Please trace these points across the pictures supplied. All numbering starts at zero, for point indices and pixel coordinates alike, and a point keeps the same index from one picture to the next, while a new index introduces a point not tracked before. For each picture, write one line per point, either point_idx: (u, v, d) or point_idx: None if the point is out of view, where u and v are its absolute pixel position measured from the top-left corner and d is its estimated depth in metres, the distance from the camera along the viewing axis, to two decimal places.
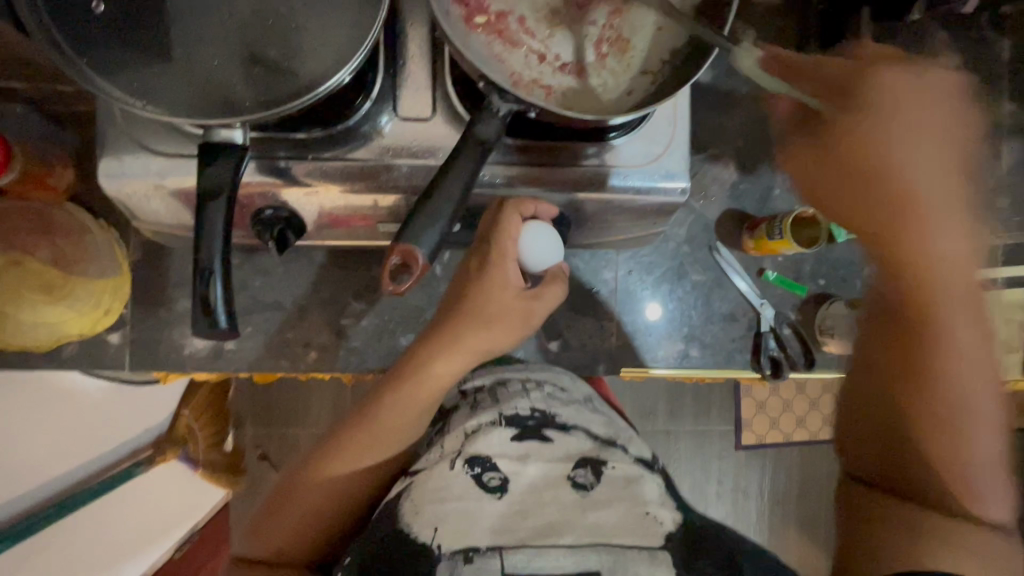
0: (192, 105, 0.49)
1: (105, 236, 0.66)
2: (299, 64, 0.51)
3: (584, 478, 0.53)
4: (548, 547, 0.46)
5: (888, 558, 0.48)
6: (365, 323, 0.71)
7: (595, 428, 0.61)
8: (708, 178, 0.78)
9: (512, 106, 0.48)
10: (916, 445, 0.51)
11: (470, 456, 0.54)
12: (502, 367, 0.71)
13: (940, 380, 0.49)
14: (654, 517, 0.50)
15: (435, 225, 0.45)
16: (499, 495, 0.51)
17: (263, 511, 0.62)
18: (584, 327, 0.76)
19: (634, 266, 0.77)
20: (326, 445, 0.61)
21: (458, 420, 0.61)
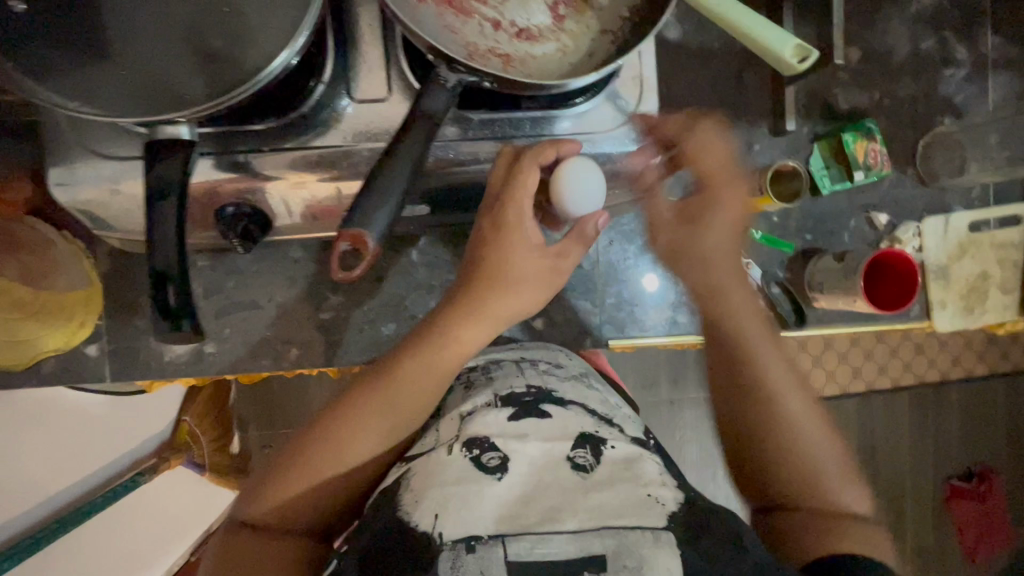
0: (136, 103, 0.48)
1: (69, 246, 0.64)
2: (244, 52, 0.49)
3: (584, 459, 0.49)
4: (548, 534, 0.43)
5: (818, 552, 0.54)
6: (345, 315, 0.70)
7: (593, 405, 0.59)
8: None
9: (462, 76, 0.46)
10: (774, 451, 0.59)
11: (467, 439, 0.51)
12: (495, 349, 0.70)
13: (766, 389, 0.60)
14: (655, 497, 0.46)
15: (386, 205, 0.44)
16: (499, 476, 0.47)
17: (261, 476, 0.55)
18: (569, 301, 0.75)
19: (614, 235, 0.75)
20: (341, 404, 0.56)
21: (452, 403, 0.60)
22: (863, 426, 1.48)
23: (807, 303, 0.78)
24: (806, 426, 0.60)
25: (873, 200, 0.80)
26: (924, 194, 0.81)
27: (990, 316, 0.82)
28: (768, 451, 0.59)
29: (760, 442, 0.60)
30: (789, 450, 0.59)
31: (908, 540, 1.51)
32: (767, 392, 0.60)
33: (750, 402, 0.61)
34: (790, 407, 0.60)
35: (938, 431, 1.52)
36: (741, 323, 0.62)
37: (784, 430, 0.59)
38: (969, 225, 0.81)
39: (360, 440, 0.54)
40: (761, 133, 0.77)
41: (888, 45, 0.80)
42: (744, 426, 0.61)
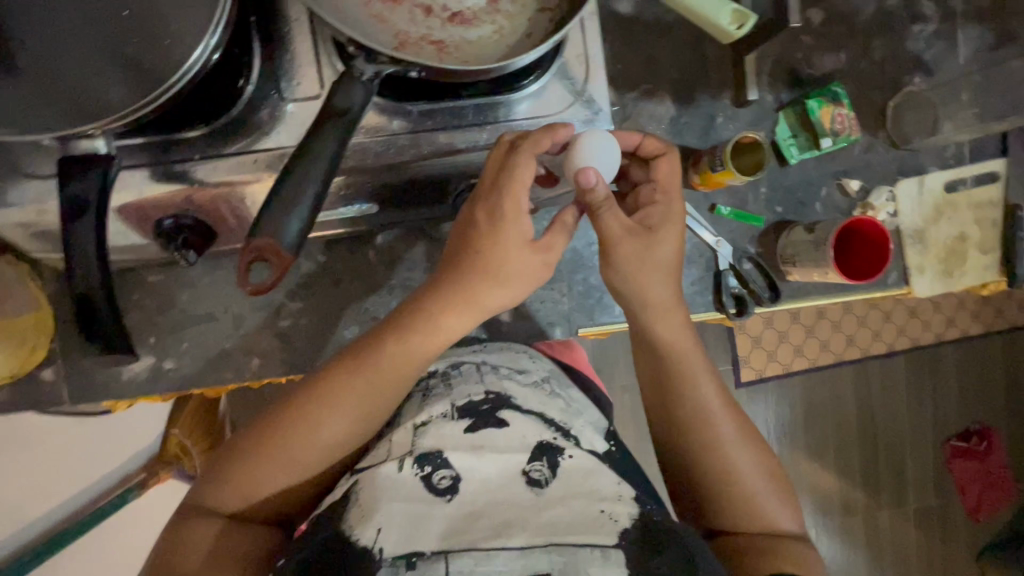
0: (52, 117, 0.45)
1: (14, 270, 0.62)
2: (161, 56, 0.46)
3: (540, 474, 0.50)
4: (495, 550, 0.44)
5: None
6: (306, 321, 0.68)
7: (550, 412, 0.59)
8: (645, 116, 0.73)
9: (383, 66, 0.43)
10: (714, 477, 0.56)
11: (420, 455, 0.51)
12: (458, 351, 0.68)
13: (704, 411, 0.57)
14: (607, 514, 0.47)
15: (296, 216, 0.42)
16: (448, 497, 0.48)
17: (222, 458, 0.54)
18: (535, 291, 0.73)
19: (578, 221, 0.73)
20: (310, 387, 0.54)
21: (409, 412, 0.58)
22: (858, 394, 1.47)
23: (781, 277, 0.77)
24: (745, 451, 0.56)
25: (844, 166, 0.78)
26: (896, 157, 0.79)
27: (970, 278, 0.80)
28: (708, 476, 0.56)
29: (698, 466, 0.56)
30: (725, 478, 0.55)
31: (909, 504, 1.51)
32: (704, 420, 0.56)
33: (689, 419, 0.57)
34: (727, 434, 0.56)
35: (934, 393, 1.51)
36: (682, 351, 0.57)
37: (722, 457, 0.56)
38: (945, 186, 0.79)
39: (327, 424, 0.53)
40: (724, 105, 0.74)
41: (852, 4, 0.77)
42: (685, 443, 0.57)
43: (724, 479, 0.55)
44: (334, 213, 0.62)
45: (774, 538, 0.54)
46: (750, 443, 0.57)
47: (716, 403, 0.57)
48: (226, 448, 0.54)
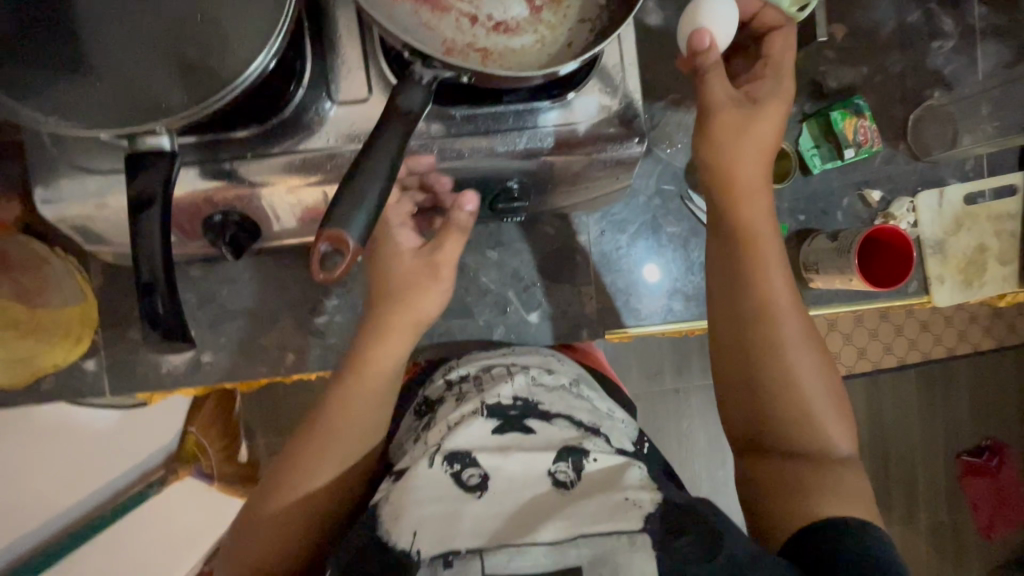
0: (117, 115, 0.48)
1: (62, 263, 0.65)
2: (219, 60, 0.49)
3: (565, 475, 0.50)
4: (526, 545, 0.44)
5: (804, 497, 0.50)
6: (339, 318, 0.70)
7: (580, 415, 0.59)
8: (671, 125, 0.75)
9: (436, 71, 0.46)
10: (778, 397, 0.53)
11: (449, 454, 0.52)
12: (487, 354, 0.70)
13: (778, 324, 0.53)
14: (632, 501, 0.47)
15: (362, 208, 0.43)
16: (479, 494, 0.49)
17: (237, 526, 0.57)
18: (562, 294, 0.75)
19: (605, 225, 0.75)
20: (295, 436, 0.59)
21: (443, 412, 0.60)
22: (871, 406, 1.47)
23: (804, 285, 0.78)
24: (812, 371, 0.53)
25: (865, 177, 0.79)
26: (916, 169, 0.80)
27: (989, 289, 0.81)
28: (773, 391, 0.53)
29: (765, 380, 0.53)
30: (793, 397, 0.53)
31: (921, 519, 1.50)
32: (777, 337, 0.53)
33: (764, 329, 0.53)
34: (796, 352, 0.53)
35: (946, 407, 1.51)
36: (760, 252, 0.55)
37: (786, 375, 0.53)
38: (964, 199, 0.81)
39: (315, 464, 0.56)
40: None
41: (873, 21, 0.79)
42: (757, 353, 0.53)
43: (786, 398, 0.53)
44: None
45: (825, 465, 0.52)
46: (812, 353, 0.54)
47: (794, 321, 0.54)
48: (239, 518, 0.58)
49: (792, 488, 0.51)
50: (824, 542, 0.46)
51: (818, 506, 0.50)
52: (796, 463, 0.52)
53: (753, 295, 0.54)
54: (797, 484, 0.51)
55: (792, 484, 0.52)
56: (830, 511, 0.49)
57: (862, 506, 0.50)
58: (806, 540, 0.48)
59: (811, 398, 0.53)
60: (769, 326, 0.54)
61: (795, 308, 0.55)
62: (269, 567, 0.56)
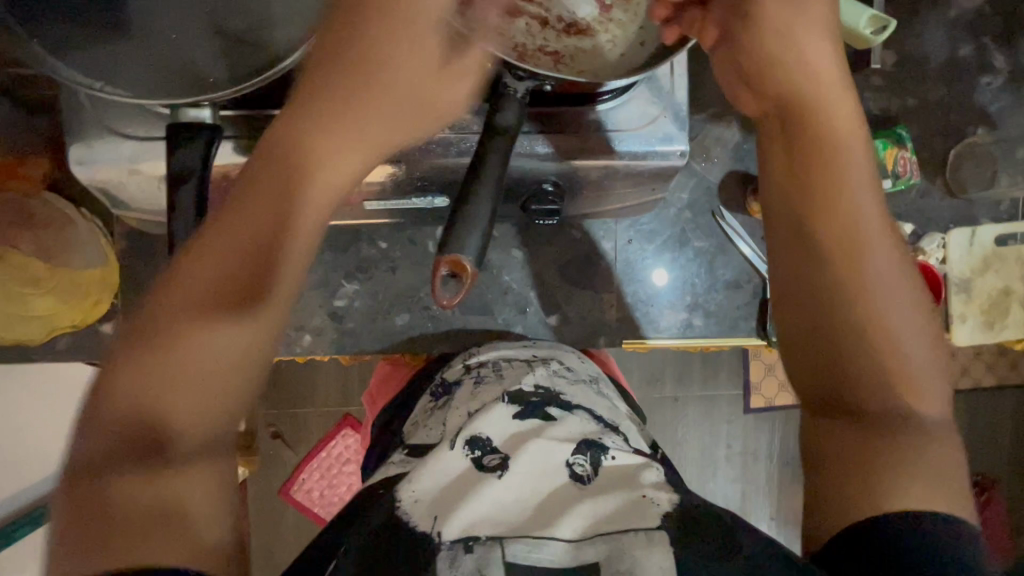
0: (165, 83, 0.48)
1: (88, 224, 0.64)
2: (271, 32, 0.48)
3: (582, 469, 0.49)
4: (544, 538, 0.43)
5: (882, 479, 0.39)
6: (359, 304, 0.70)
7: (598, 410, 0.59)
8: (710, 139, 0.74)
9: (527, 83, 0.46)
10: (847, 353, 0.43)
11: (469, 440, 0.52)
12: (506, 342, 0.70)
13: (862, 271, 0.43)
14: (650, 499, 0.46)
15: (476, 230, 0.40)
16: (500, 474, 0.48)
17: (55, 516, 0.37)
18: (584, 299, 0.74)
19: (633, 234, 0.74)
20: (115, 386, 0.39)
21: (461, 396, 0.60)
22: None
23: None
24: (905, 332, 0.43)
25: (899, 209, 0.79)
26: (951, 206, 0.79)
27: (1009, 332, 0.81)
28: (842, 347, 0.43)
29: (836, 333, 0.44)
30: (880, 359, 0.42)
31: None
32: (858, 285, 0.43)
33: (845, 275, 0.44)
34: (885, 304, 0.43)
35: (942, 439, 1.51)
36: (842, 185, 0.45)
37: (868, 330, 0.43)
38: (995, 240, 0.79)
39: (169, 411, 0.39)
40: None
41: (925, 50, 0.78)
42: (826, 304, 0.44)
43: (857, 356, 0.43)
44: (407, 203, 0.63)
45: (913, 446, 0.41)
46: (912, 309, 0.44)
47: (885, 267, 0.44)
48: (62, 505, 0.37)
49: (863, 471, 0.40)
50: (897, 540, 0.37)
51: (887, 487, 0.39)
52: (869, 434, 0.42)
53: (824, 240, 0.44)
54: (876, 463, 0.40)
55: (876, 461, 0.40)
56: (906, 499, 0.39)
57: (949, 496, 0.39)
58: (868, 534, 0.38)
59: (902, 363, 0.42)
60: (850, 270, 0.44)
61: (889, 256, 0.44)
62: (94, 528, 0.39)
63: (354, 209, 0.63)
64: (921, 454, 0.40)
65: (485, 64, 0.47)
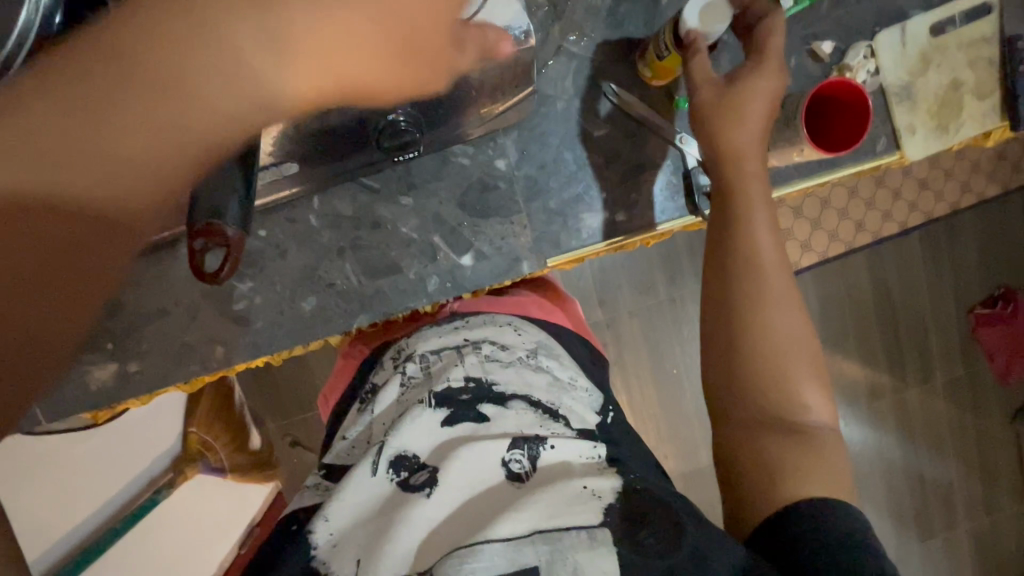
0: None
1: None
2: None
3: (518, 466, 0.46)
4: (477, 547, 0.40)
5: (772, 474, 0.46)
6: (260, 301, 0.66)
7: (537, 393, 0.54)
8: (578, 12, 0.65)
9: None
10: (761, 371, 0.49)
11: (394, 458, 0.48)
12: (437, 326, 0.64)
13: (765, 303, 0.51)
14: (591, 493, 0.44)
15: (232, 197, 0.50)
16: (428, 492, 0.45)
17: None
18: (494, 228, 0.67)
19: (526, 142, 0.68)
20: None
21: (385, 403, 0.56)
22: (905, 281, 1.27)
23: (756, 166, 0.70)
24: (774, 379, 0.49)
25: (815, 25, 0.69)
26: (869, 7, 0.70)
27: (969, 129, 0.72)
28: (754, 368, 0.49)
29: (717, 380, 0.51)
30: (789, 382, 0.49)
31: (988, 408, 1.30)
32: (760, 316, 0.50)
33: (751, 319, 0.50)
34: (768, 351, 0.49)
35: (1000, 273, 1.29)
36: (753, 231, 0.53)
37: (777, 360, 0.49)
38: (928, 30, 0.70)
39: (57, 311, 0.41)
40: None
41: None
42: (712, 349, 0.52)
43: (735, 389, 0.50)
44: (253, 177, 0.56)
45: (806, 444, 0.47)
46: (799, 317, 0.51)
47: (784, 316, 0.51)
48: None
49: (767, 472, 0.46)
50: (795, 526, 0.42)
51: (786, 484, 0.45)
52: (771, 436, 0.47)
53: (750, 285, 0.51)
54: (777, 461, 0.46)
55: (767, 462, 0.46)
56: (803, 488, 0.44)
57: (840, 484, 0.45)
58: (777, 526, 0.43)
59: (790, 386, 0.49)
60: (751, 301, 0.51)
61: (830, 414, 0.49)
62: None
63: None
64: (813, 454, 0.46)
65: None
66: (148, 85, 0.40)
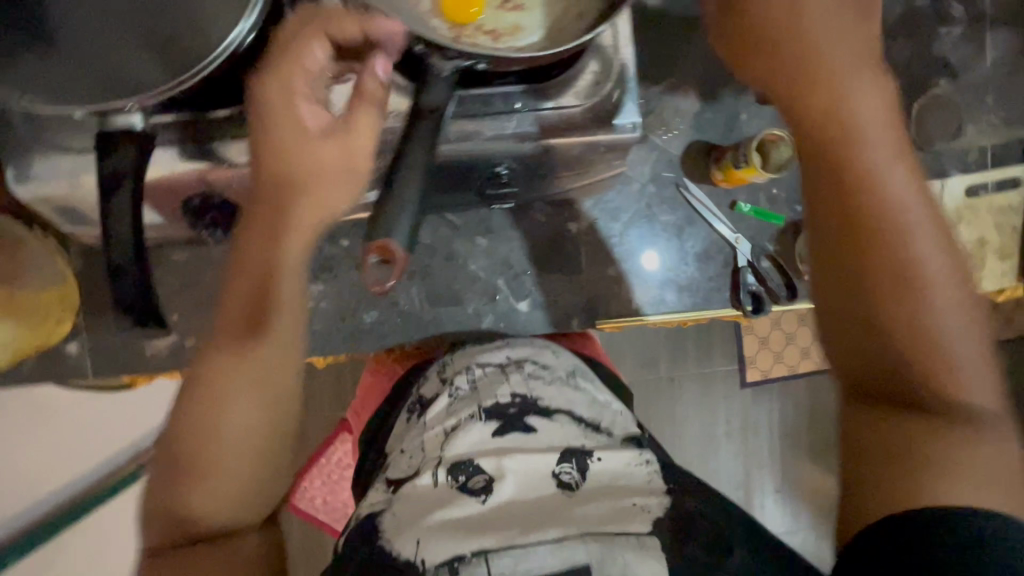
0: (89, 93, 0.46)
1: (42, 245, 0.63)
2: (196, 32, 0.46)
3: (569, 476, 0.49)
4: (531, 546, 0.42)
5: (912, 469, 0.40)
6: (325, 305, 0.69)
7: (578, 409, 0.58)
8: (668, 111, 0.73)
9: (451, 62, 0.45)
10: (902, 360, 0.42)
11: (452, 464, 0.50)
12: (480, 345, 0.68)
13: (916, 291, 0.41)
14: (639, 507, 0.46)
15: (407, 213, 0.43)
16: (484, 498, 0.48)
17: (180, 508, 0.47)
18: (554, 282, 0.73)
19: (600, 213, 0.73)
20: (222, 456, 0.47)
21: (436, 415, 0.59)
22: None
23: (799, 276, 0.75)
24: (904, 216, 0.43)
25: None
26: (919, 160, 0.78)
27: (987, 282, 0.80)
28: (896, 355, 0.42)
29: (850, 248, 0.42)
30: (945, 374, 0.41)
31: None
32: (905, 311, 0.41)
33: (887, 307, 0.42)
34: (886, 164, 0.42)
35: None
36: (891, 208, 0.42)
37: (909, 361, 0.42)
38: (966, 191, 0.78)
39: (244, 345, 0.47)
40: (747, 100, 0.73)
41: None
42: (870, 275, 0.42)
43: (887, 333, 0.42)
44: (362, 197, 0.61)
45: (969, 443, 0.40)
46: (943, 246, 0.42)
47: (936, 269, 0.42)
48: (164, 507, 0.47)
49: (896, 467, 0.41)
50: (936, 541, 0.37)
51: (927, 489, 0.39)
52: (923, 425, 0.41)
53: (877, 255, 0.42)
54: (920, 458, 0.40)
55: (903, 454, 0.41)
56: (955, 495, 0.39)
57: (1010, 492, 0.40)
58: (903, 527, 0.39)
59: (943, 377, 0.41)
60: (882, 280, 0.42)
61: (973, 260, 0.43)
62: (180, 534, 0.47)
63: None
64: (971, 452, 0.40)
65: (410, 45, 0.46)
66: (280, 181, 0.47)
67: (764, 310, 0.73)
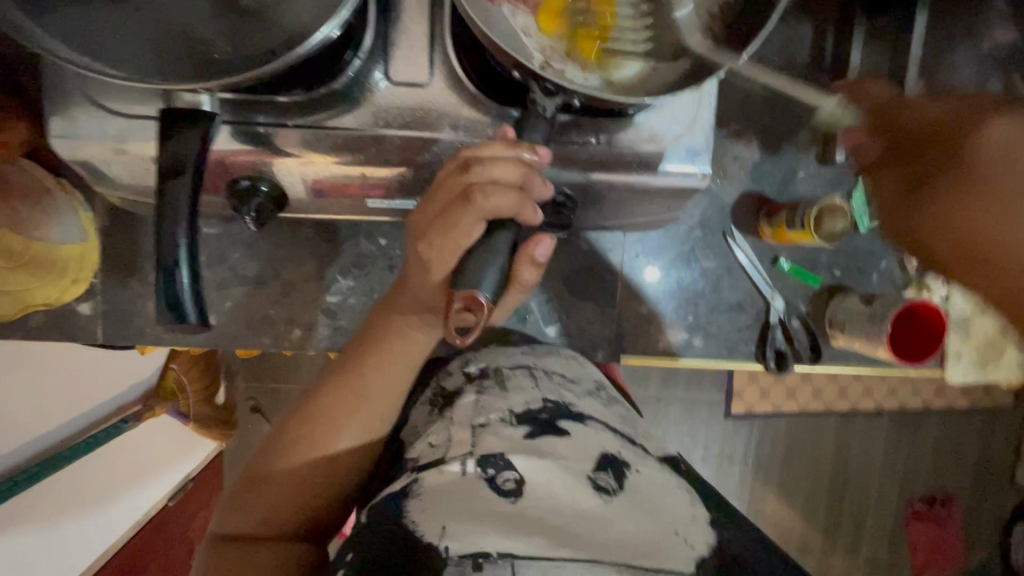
0: (158, 66, 0.42)
1: (66, 196, 0.62)
2: (280, 14, 0.43)
3: (607, 482, 0.43)
4: (564, 561, 0.37)
5: None
6: (353, 302, 0.67)
7: (612, 421, 0.54)
8: (728, 157, 0.72)
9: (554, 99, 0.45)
10: None
11: (483, 455, 0.45)
12: (507, 350, 0.65)
13: None
14: (682, 539, 0.40)
15: (493, 262, 0.43)
16: (514, 499, 0.41)
17: (272, 499, 0.54)
18: (585, 311, 0.72)
19: (641, 249, 0.72)
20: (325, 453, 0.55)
21: (462, 407, 0.55)
22: (877, 462, 1.35)
23: (825, 339, 0.75)
24: None
25: None
26: None
27: (999, 372, 0.80)
28: None
29: None
30: None
31: None
32: None
33: None
34: None
35: (953, 480, 1.38)
36: None
37: None
38: None
39: (371, 380, 0.56)
40: (809, 160, 0.72)
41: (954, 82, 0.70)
42: None
43: None
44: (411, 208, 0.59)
45: None
46: None
47: None
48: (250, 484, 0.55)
49: None
50: None
51: None
52: None
53: None
54: None
55: None
56: None
57: None
58: None
59: None
60: None
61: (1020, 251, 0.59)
62: (263, 523, 0.54)
63: (351, 203, 0.59)
64: None
65: (513, 70, 0.45)
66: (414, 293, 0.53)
67: (788, 369, 0.72)
